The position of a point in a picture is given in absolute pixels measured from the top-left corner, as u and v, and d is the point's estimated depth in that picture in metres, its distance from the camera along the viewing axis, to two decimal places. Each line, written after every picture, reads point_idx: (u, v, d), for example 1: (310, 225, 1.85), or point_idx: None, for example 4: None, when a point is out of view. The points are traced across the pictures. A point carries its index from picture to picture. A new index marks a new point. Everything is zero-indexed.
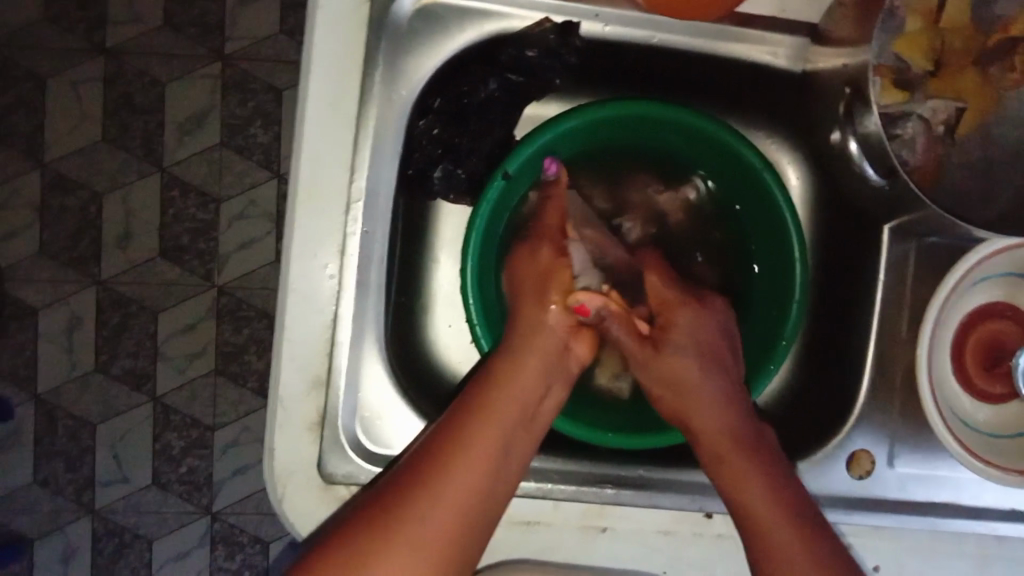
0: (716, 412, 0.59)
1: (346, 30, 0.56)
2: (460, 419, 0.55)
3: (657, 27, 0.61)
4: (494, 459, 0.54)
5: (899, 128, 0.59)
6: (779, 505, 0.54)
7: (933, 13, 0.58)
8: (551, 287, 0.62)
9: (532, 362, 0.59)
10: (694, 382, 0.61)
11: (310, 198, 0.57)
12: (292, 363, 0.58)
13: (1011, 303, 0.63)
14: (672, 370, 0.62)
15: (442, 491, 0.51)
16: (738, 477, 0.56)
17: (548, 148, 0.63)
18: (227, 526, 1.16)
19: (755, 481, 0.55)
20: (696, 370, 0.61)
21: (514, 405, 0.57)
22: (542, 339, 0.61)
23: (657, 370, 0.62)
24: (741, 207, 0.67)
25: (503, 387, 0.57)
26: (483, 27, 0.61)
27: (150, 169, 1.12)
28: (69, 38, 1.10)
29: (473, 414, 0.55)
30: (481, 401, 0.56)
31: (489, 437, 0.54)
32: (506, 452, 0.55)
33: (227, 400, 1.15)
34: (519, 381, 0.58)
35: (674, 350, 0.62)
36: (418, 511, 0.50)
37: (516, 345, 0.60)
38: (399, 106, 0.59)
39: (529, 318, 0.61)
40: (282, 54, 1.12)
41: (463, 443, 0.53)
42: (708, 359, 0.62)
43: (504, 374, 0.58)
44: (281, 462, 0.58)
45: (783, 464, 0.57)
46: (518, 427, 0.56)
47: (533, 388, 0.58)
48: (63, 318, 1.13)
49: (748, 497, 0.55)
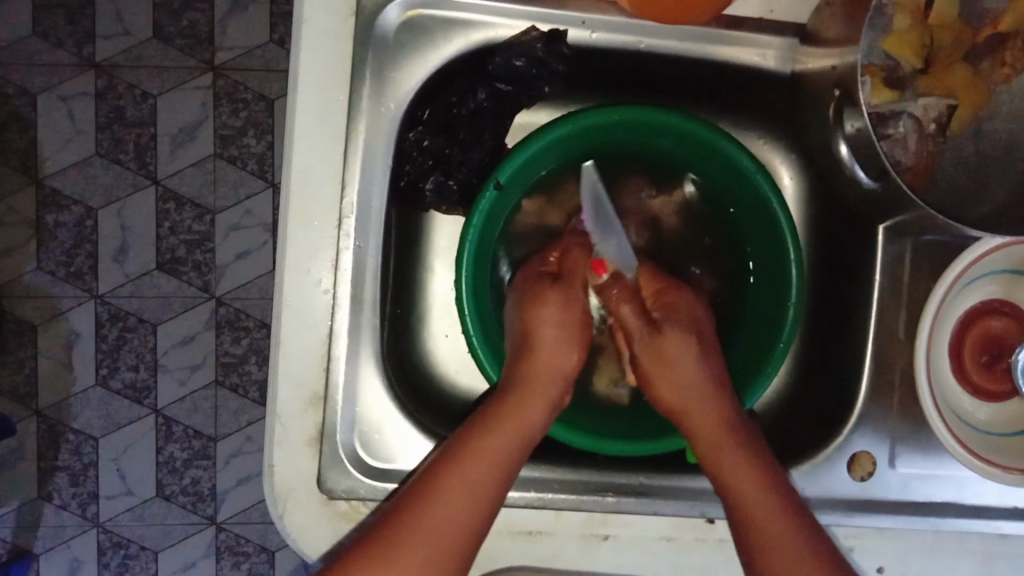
0: (706, 402, 0.59)
1: (331, 46, 0.57)
2: (462, 450, 0.54)
3: (645, 32, 0.61)
4: (497, 489, 0.54)
5: (890, 127, 0.59)
6: (771, 506, 0.54)
7: (921, 11, 0.57)
8: (572, 335, 0.62)
9: (537, 393, 0.58)
10: (686, 368, 0.60)
11: (302, 215, 0.57)
12: (288, 380, 0.58)
13: (1008, 299, 0.63)
14: (668, 346, 0.60)
15: (439, 519, 0.52)
16: (736, 475, 0.56)
17: (538, 155, 0.63)
18: (232, 536, 1.17)
19: (747, 481, 0.55)
20: (693, 348, 0.60)
21: (514, 435, 0.56)
22: (546, 370, 0.59)
23: (659, 347, 0.61)
24: (736, 210, 0.67)
25: (510, 405, 0.57)
26: (469, 37, 0.61)
27: (145, 181, 1.12)
28: (59, 53, 1.10)
29: (476, 444, 0.55)
30: (484, 430, 0.55)
31: (490, 456, 0.54)
32: (504, 484, 0.55)
33: (228, 411, 1.16)
34: (522, 410, 0.57)
35: (672, 327, 0.61)
36: (415, 541, 0.51)
37: (523, 368, 0.59)
38: (388, 119, 0.59)
39: (536, 344, 0.60)
40: (273, 62, 1.12)
41: (465, 474, 0.53)
42: (704, 342, 0.61)
43: (510, 390, 0.58)
44: (281, 479, 0.58)
45: (775, 470, 0.56)
46: (519, 457, 0.56)
47: (536, 417, 0.57)
48: (62, 333, 1.13)
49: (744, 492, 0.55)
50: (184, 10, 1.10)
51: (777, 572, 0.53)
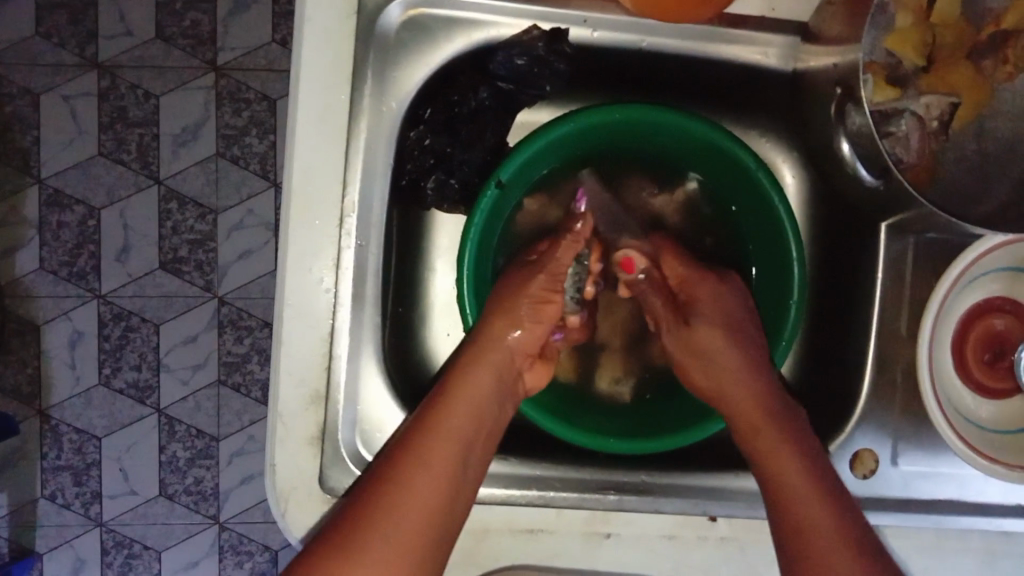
0: (745, 381, 0.59)
1: (333, 44, 0.57)
2: (413, 435, 0.53)
3: (647, 31, 0.61)
4: (457, 474, 0.53)
5: (892, 125, 0.58)
6: (802, 478, 0.53)
7: (924, 9, 0.57)
8: (529, 318, 0.62)
9: (484, 378, 0.58)
10: (721, 350, 0.61)
11: (303, 214, 0.57)
12: (290, 378, 0.58)
13: (1010, 297, 0.62)
14: (699, 338, 0.62)
15: (404, 504, 0.50)
16: (770, 451, 0.55)
17: (538, 155, 0.63)
18: (235, 535, 1.17)
19: (785, 455, 0.54)
20: (723, 335, 0.61)
21: (467, 418, 0.56)
22: (495, 350, 0.60)
23: (689, 340, 0.63)
24: (737, 208, 0.67)
25: (460, 392, 0.57)
26: (470, 36, 0.61)
27: (147, 181, 1.12)
28: (62, 54, 1.10)
29: (425, 429, 0.54)
30: (432, 416, 0.55)
31: (446, 441, 0.54)
32: (462, 466, 0.54)
33: (231, 410, 1.16)
34: (467, 396, 0.57)
35: (701, 320, 0.63)
36: (386, 530, 0.48)
37: (467, 356, 0.59)
38: (389, 118, 0.59)
39: (488, 330, 0.60)
40: (275, 62, 1.12)
41: (422, 453, 0.52)
42: (734, 329, 0.62)
43: (460, 378, 0.58)
44: (283, 478, 0.58)
45: (812, 450, 0.55)
46: (472, 441, 0.55)
47: (485, 401, 0.57)
48: (65, 332, 1.13)
49: (780, 467, 0.54)
50: (186, 10, 1.10)
51: (810, 547, 0.50)
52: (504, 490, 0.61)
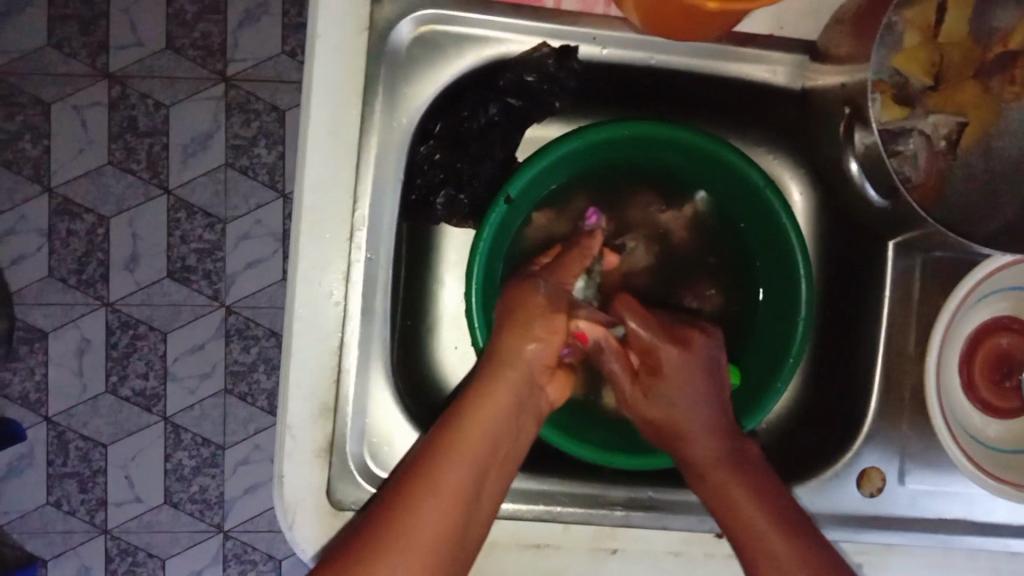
0: (707, 441, 0.59)
1: (344, 61, 0.57)
2: (425, 458, 0.53)
3: (655, 48, 0.62)
4: (472, 493, 0.53)
5: (900, 144, 0.59)
6: (764, 522, 0.55)
7: (931, 28, 0.57)
8: (545, 329, 0.59)
9: (504, 395, 0.57)
10: (682, 419, 0.60)
11: (314, 230, 0.57)
12: (299, 393, 0.58)
13: (1017, 316, 0.63)
14: (658, 412, 0.61)
15: (415, 525, 0.50)
16: (733, 497, 0.57)
17: (547, 170, 0.63)
18: (239, 544, 1.17)
19: (743, 501, 0.56)
20: (684, 406, 0.60)
21: (484, 438, 0.55)
22: (514, 369, 0.58)
23: (648, 409, 0.62)
24: (745, 225, 0.67)
25: (476, 412, 0.56)
26: (480, 52, 0.61)
27: (156, 191, 1.13)
28: (73, 63, 1.11)
29: (442, 448, 0.53)
30: (448, 435, 0.54)
31: (462, 464, 0.53)
32: (478, 486, 0.54)
33: (236, 419, 1.16)
34: (488, 414, 0.56)
35: (661, 388, 0.61)
36: (394, 550, 0.48)
37: (489, 371, 0.58)
38: (400, 133, 0.60)
39: (505, 345, 0.58)
40: (284, 74, 1.13)
41: (435, 474, 0.52)
42: (693, 394, 0.61)
43: (474, 399, 0.57)
44: (290, 491, 0.58)
45: (774, 492, 0.57)
46: (490, 458, 0.55)
47: (506, 418, 0.56)
48: (73, 340, 1.14)
49: (737, 511, 0.56)
50: (197, 22, 1.11)
51: None
52: (511, 505, 0.60)
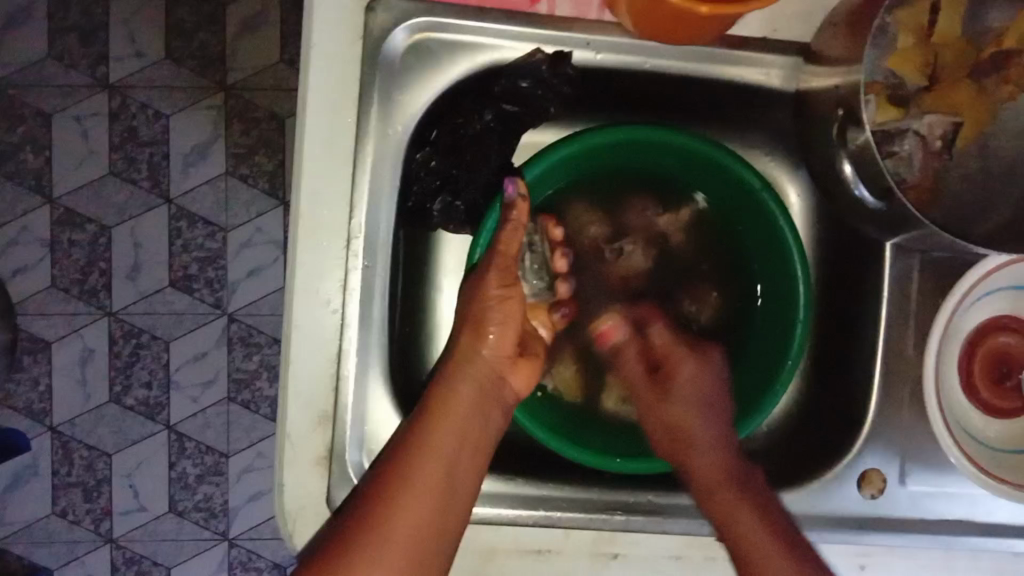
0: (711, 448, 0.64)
1: (338, 69, 0.57)
2: (393, 458, 0.54)
3: (648, 53, 0.62)
4: (446, 486, 0.55)
5: (895, 145, 0.59)
6: (762, 531, 0.58)
7: (926, 29, 0.57)
8: (500, 324, 0.60)
9: (466, 392, 0.58)
10: (693, 424, 0.65)
11: (310, 237, 0.58)
12: (298, 400, 0.58)
13: (1015, 314, 0.62)
14: (673, 416, 0.66)
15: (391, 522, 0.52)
16: (732, 508, 0.59)
17: (541, 176, 0.63)
18: (244, 552, 1.18)
19: (745, 514, 0.59)
20: (697, 416, 0.66)
21: (450, 432, 0.56)
22: (474, 362, 0.59)
23: (663, 413, 0.67)
24: (742, 227, 0.67)
25: (440, 408, 0.57)
26: (476, 58, 0.62)
27: (157, 200, 1.13)
28: (74, 75, 1.12)
29: (409, 445, 0.55)
30: (415, 431, 0.55)
31: (430, 462, 0.55)
32: (452, 479, 0.55)
33: (240, 427, 1.16)
34: (453, 409, 0.57)
35: (679, 391, 0.66)
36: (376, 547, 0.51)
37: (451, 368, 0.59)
38: (395, 140, 0.60)
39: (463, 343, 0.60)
40: (284, 81, 1.13)
41: (405, 472, 0.54)
42: (707, 406, 0.66)
43: (438, 395, 0.57)
44: (291, 498, 0.58)
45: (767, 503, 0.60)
46: (460, 453, 0.56)
47: (472, 413, 0.58)
48: (76, 350, 1.14)
49: (732, 514, 0.59)
50: (196, 31, 1.12)
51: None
52: (510, 511, 0.60)
